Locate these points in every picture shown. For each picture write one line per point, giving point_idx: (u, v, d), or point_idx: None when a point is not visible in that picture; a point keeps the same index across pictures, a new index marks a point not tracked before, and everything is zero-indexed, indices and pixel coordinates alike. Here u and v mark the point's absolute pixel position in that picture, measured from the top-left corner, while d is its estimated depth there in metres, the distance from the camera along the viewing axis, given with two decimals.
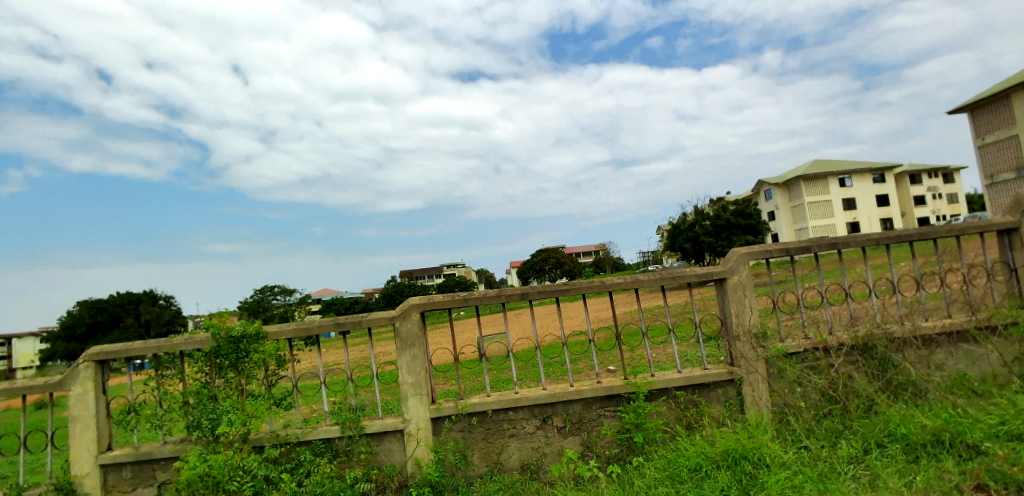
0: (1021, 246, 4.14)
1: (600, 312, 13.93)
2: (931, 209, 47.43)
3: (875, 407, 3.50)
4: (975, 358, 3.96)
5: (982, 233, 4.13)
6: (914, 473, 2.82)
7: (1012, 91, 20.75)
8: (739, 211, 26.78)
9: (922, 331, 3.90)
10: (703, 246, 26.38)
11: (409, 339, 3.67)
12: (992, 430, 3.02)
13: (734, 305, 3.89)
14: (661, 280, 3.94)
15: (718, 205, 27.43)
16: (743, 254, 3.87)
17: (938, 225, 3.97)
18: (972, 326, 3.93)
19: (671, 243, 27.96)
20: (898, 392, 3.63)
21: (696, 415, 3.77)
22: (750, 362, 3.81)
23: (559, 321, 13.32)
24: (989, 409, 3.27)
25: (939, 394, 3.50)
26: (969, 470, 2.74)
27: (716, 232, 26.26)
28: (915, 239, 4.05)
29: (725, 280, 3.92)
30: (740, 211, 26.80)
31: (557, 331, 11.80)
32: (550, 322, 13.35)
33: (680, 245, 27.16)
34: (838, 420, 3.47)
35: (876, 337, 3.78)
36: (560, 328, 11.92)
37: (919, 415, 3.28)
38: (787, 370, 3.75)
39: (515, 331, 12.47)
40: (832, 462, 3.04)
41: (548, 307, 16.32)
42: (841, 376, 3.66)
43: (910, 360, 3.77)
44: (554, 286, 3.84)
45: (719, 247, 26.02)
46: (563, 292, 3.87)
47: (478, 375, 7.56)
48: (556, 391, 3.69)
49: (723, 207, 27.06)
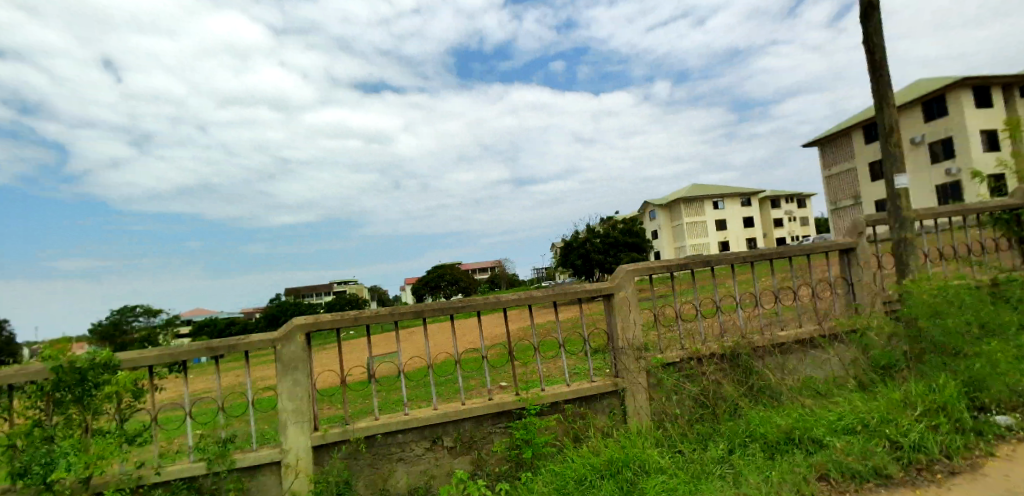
0: (858, 264, 4.73)
1: (493, 329, 13.99)
2: (788, 231, 54.11)
3: (738, 410, 3.86)
4: (821, 362, 4.49)
5: (828, 253, 4.72)
6: (770, 469, 3.13)
7: (852, 129, 24.36)
8: (627, 229, 28.52)
9: (778, 340, 4.33)
10: (593, 263, 27.78)
11: (292, 363, 3.44)
12: (833, 425, 3.45)
13: (620, 320, 4.09)
14: (553, 296, 4.04)
15: (608, 224, 28.74)
16: (629, 271, 4.12)
17: (792, 245, 4.45)
18: (819, 334, 4.47)
19: (562, 260, 29.19)
20: (758, 396, 4.02)
21: (583, 427, 3.90)
22: (633, 373, 4.02)
23: (454, 337, 13.35)
24: (829, 407, 3.72)
25: (791, 396, 3.94)
26: (814, 462, 3.13)
27: (605, 250, 27.89)
28: (774, 258, 4.53)
29: (613, 296, 4.11)
30: (627, 230, 28.54)
31: (451, 350, 11.61)
32: (445, 339, 13.31)
33: (571, 262, 28.43)
34: (708, 424, 3.78)
35: (741, 346, 4.15)
36: (454, 347, 11.80)
37: (774, 415, 3.67)
38: (666, 379, 4.00)
39: (406, 350, 12.22)
40: (702, 463, 3.29)
41: (442, 324, 16.00)
42: (712, 383, 4.00)
43: (768, 367, 4.20)
44: (449, 303, 3.82)
45: (607, 264, 27.55)
46: (458, 309, 3.86)
47: (367, 397, 7.29)
48: (448, 411, 3.63)
49: (614, 225, 28.58)
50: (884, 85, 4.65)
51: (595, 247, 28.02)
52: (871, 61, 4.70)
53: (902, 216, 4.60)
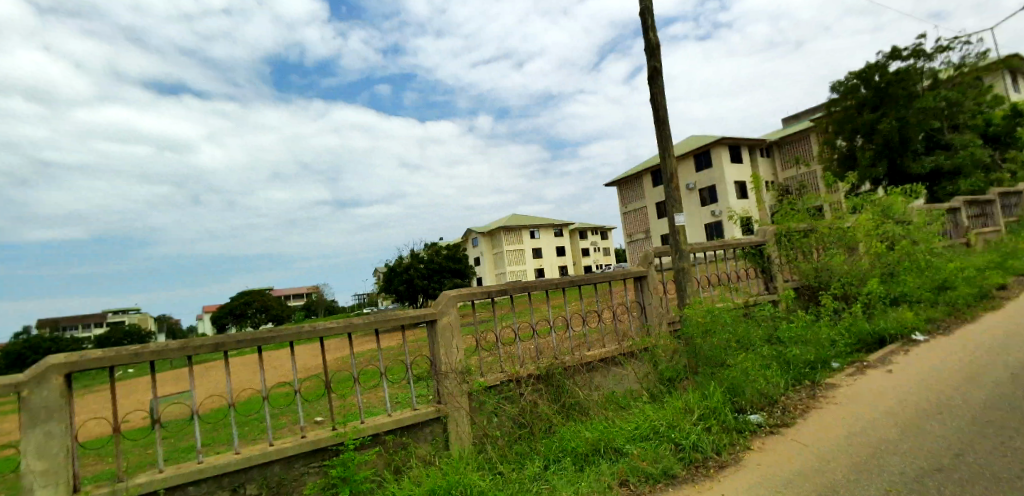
0: (648, 289, 5.45)
1: (307, 360, 12.94)
2: (597, 259, 60.85)
3: (552, 428, 4.11)
4: (621, 378, 4.95)
5: (625, 280, 5.36)
6: (579, 480, 3.34)
7: (644, 174, 28.62)
8: (451, 256, 29.34)
9: (586, 359, 4.72)
10: (417, 289, 27.72)
11: (43, 412, 2.65)
12: (631, 434, 3.84)
13: (443, 345, 4.06)
14: (374, 323, 3.84)
15: (432, 250, 29.13)
16: (452, 297, 4.13)
17: (597, 272, 4.95)
18: (620, 352, 4.98)
19: (387, 286, 28.51)
20: (569, 412, 4.31)
21: (404, 458, 3.73)
22: (455, 398, 3.99)
23: (261, 371, 11.99)
24: (627, 418, 4.14)
25: (597, 411, 4.30)
26: (616, 470, 3.45)
27: (430, 276, 28.13)
28: (581, 284, 5.00)
29: (436, 321, 4.06)
30: (450, 256, 29.34)
31: (258, 386, 10.28)
32: (249, 373, 11.88)
33: (395, 287, 27.88)
34: (526, 443, 3.96)
35: (555, 366, 4.45)
36: (260, 382, 10.58)
37: (583, 429, 3.96)
38: (486, 402, 4.08)
39: (200, 388, 10.56)
40: (520, 481, 3.38)
41: (246, 358, 14.27)
42: (529, 404, 4.20)
43: (578, 385, 4.52)
44: (259, 333, 3.34)
45: (432, 289, 27.73)
46: (268, 340, 3.39)
47: (146, 446, 6.05)
48: (252, 454, 3.15)
49: (438, 251, 29.18)
50: (665, 137, 5.48)
51: (420, 272, 28.01)
52: (656, 116, 5.52)
53: (681, 248, 5.44)
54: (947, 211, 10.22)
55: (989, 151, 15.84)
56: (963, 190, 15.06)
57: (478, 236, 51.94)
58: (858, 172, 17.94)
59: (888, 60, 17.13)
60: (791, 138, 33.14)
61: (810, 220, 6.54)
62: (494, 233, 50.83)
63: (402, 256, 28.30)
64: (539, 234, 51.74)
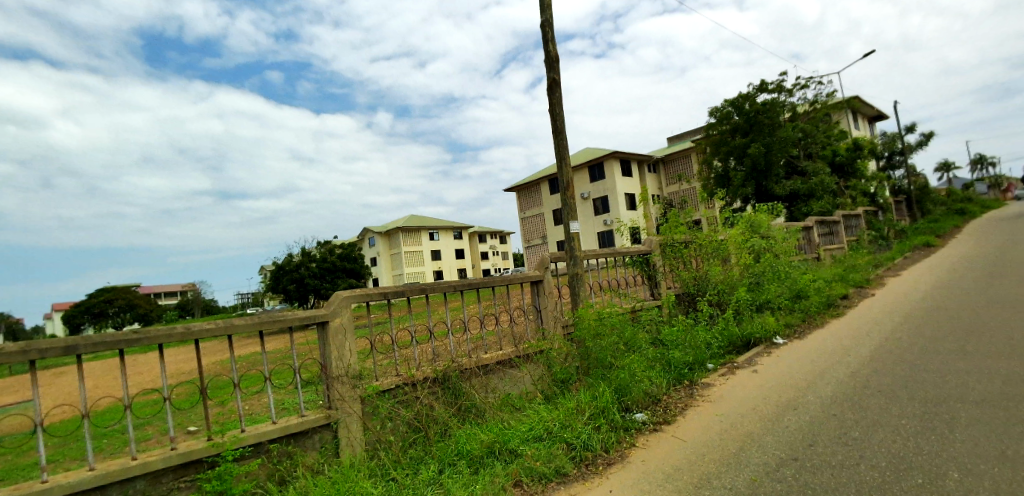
0: (544, 293, 5.60)
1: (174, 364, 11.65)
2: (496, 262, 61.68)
3: (448, 431, 4.08)
4: (516, 380, 5.04)
5: (521, 284, 5.45)
6: (473, 482, 3.32)
7: (542, 181, 29.54)
8: (345, 255, 28.08)
9: (482, 361, 4.72)
10: (308, 289, 26.18)
11: None
12: (525, 435, 3.90)
13: (335, 348, 3.83)
14: (258, 324, 3.52)
15: (325, 248, 27.69)
16: (345, 297, 3.93)
17: (496, 275, 4.98)
18: (516, 355, 5.03)
19: (274, 285, 26.58)
20: (465, 415, 4.31)
21: (290, 467, 3.46)
22: (347, 402, 3.79)
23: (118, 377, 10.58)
24: (522, 419, 4.21)
25: (493, 413, 4.32)
26: (510, 471, 3.49)
27: (322, 275, 26.67)
28: (480, 286, 5.01)
29: (327, 323, 3.83)
30: (345, 255, 28.06)
31: (116, 394, 9.05)
32: (103, 379, 10.42)
33: (283, 287, 26.08)
34: (420, 447, 3.90)
35: (452, 369, 4.41)
36: (117, 390, 9.33)
37: (479, 431, 3.95)
38: (380, 406, 3.92)
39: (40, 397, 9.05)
40: (413, 487, 3.29)
41: (99, 363, 12.52)
42: (425, 407, 4.11)
43: (474, 387, 4.52)
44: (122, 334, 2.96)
45: (324, 289, 26.32)
46: (134, 343, 3.01)
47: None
48: (110, 469, 2.81)
49: (332, 250, 27.81)
50: (563, 148, 5.68)
51: (311, 271, 26.43)
52: (554, 127, 5.70)
53: (576, 254, 5.65)
54: (802, 228, 11.67)
55: (834, 178, 18.39)
56: (814, 211, 17.34)
57: (375, 236, 50.30)
58: (731, 190, 20.00)
59: (757, 91, 19.27)
60: (675, 156, 36.11)
61: (690, 232, 7.12)
62: (391, 234, 49.50)
63: (291, 253, 26.56)
64: (436, 236, 51.24)
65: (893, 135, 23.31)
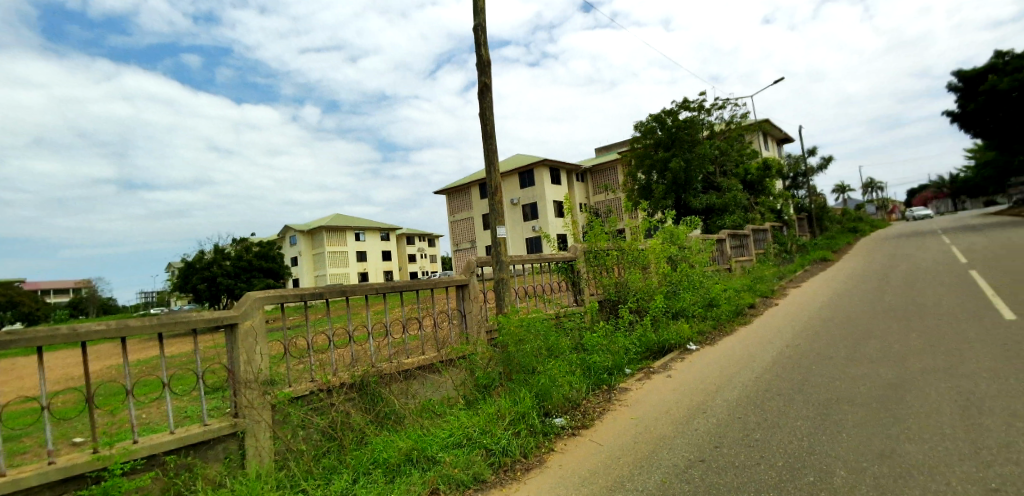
0: (470, 298, 5.56)
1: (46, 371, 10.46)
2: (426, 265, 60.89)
3: (365, 439, 3.94)
4: (438, 385, 4.90)
5: (447, 288, 5.39)
6: (388, 491, 3.23)
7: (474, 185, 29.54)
8: (263, 253, 26.64)
9: (403, 366, 4.61)
10: (220, 288, 24.54)
11: None
12: (445, 441, 3.84)
13: (244, 352, 3.63)
14: (157, 327, 3.25)
15: (241, 245, 26.13)
16: (259, 298, 3.71)
17: (420, 279, 5.01)
18: (438, 360, 4.97)
19: (181, 284, 24.69)
20: (383, 422, 4.19)
21: (188, 480, 3.21)
22: (256, 410, 3.58)
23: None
24: (442, 425, 4.15)
25: (412, 419, 4.22)
26: (427, 479, 3.42)
27: (236, 273, 25.07)
28: (404, 290, 4.95)
29: (236, 326, 3.61)
30: (263, 254, 26.59)
31: None
32: None
33: (192, 286, 24.27)
34: (334, 456, 3.74)
35: (370, 374, 4.28)
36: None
37: (396, 438, 3.86)
38: (291, 414, 3.72)
39: None
40: None
41: None
42: (340, 414, 3.96)
43: (394, 392, 4.40)
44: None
45: (238, 289, 24.79)
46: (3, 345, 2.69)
47: None
48: None
49: (248, 248, 26.29)
50: (492, 152, 5.69)
51: (224, 269, 24.81)
52: (484, 130, 5.69)
53: (502, 259, 5.67)
54: (714, 240, 12.40)
55: (745, 194, 19.74)
56: (728, 224, 18.51)
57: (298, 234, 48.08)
58: (653, 201, 20.94)
59: (679, 109, 20.32)
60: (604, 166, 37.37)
61: (614, 240, 7.36)
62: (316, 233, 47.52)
63: (203, 250, 24.82)
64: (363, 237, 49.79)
65: (797, 157, 25.39)
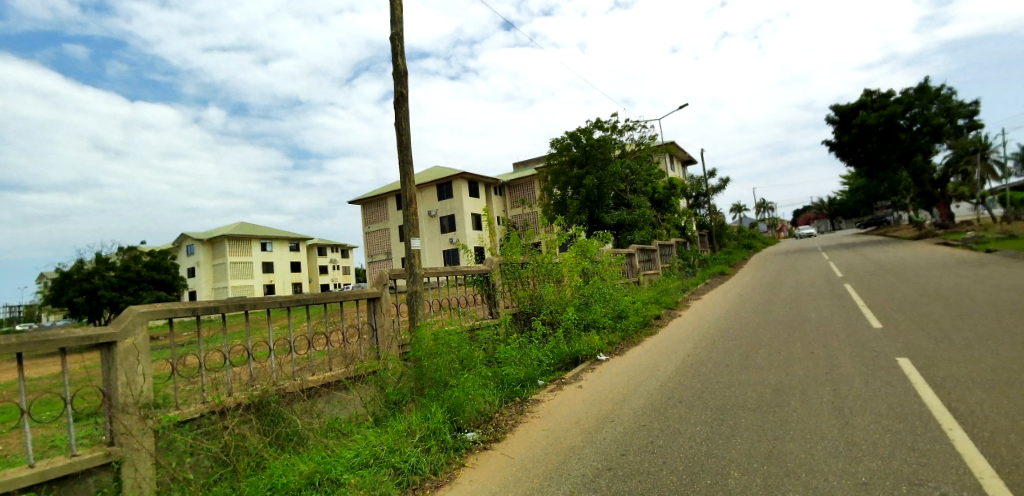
0: (381, 311, 5.42)
1: None
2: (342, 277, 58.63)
3: (262, 463, 3.68)
4: (345, 403, 4.70)
5: (359, 301, 5.21)
6: None
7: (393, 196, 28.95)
8: (155, 264, 24.35)
9: (307, 384, 4.38)
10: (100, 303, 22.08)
11: None
12: (351, 462, 3.67)
13: (123, 372, 3.26)
14: (17, 347, 2.79)
15: (129, 255, 23.90)
16: (143, 313, 3.39)
17: (329, 292, 4.79)
18: (345, 376, 4.76)
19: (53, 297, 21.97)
20: (283, 444, 3.93)
21: None
22: (135, 437, 3.24)
23: None
24: (348, 445, 3.96)
25: (316, 439, 4.00)
26: None
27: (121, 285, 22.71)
28: (311, 303, 4.74)
29: (114, 345, 3.25)
30: (155, 265, 24.31)
31: None
32: None
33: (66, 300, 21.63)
34: (226, 483, 3.44)
35: (270, 394, 4.04)
36: None
37: (298, 462, 3.64)
38: (177, 440, 3.39)
39: None
40: None
41: None
42: (235, 437, 3.65)
43: (296, 412, 4.17)
44: None
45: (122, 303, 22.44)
46: None
47: None
48: None
49: (137, 258, 23.94)
50: (408, 163, 5.61)
51: (106, 281, 22.43)
52: (401, 141, 5.61)
53: (416, 272, 5.57)
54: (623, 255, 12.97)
55: (653, 212, 20.89)
56: (638, 239, 19.46)
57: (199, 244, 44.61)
58: (570, 216, 21.58)
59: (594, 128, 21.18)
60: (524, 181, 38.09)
61: (529, 254, 7.51)
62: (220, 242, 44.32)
63: (82, 260, 22.28)
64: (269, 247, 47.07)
65: (700, 179, 27.34)
